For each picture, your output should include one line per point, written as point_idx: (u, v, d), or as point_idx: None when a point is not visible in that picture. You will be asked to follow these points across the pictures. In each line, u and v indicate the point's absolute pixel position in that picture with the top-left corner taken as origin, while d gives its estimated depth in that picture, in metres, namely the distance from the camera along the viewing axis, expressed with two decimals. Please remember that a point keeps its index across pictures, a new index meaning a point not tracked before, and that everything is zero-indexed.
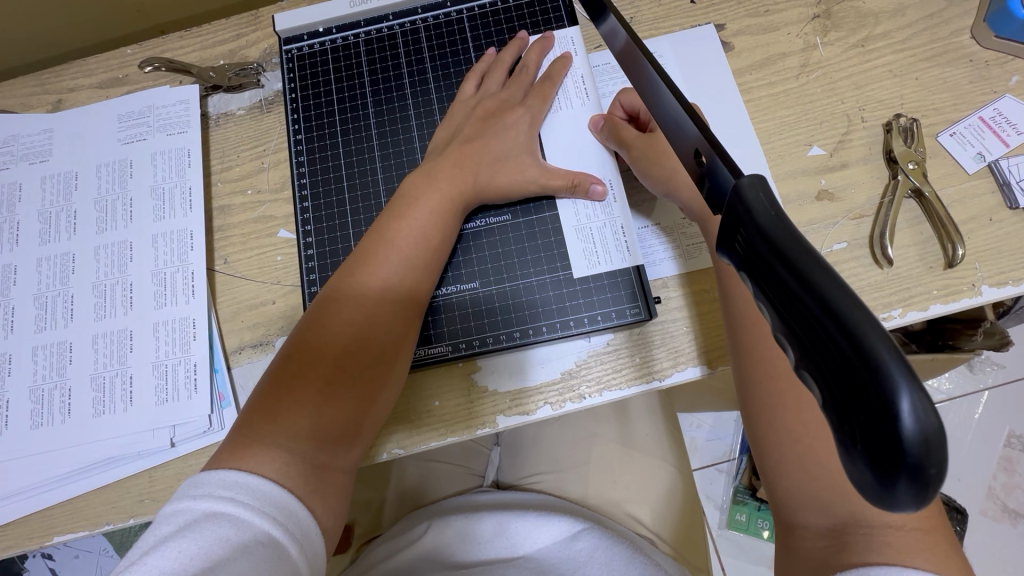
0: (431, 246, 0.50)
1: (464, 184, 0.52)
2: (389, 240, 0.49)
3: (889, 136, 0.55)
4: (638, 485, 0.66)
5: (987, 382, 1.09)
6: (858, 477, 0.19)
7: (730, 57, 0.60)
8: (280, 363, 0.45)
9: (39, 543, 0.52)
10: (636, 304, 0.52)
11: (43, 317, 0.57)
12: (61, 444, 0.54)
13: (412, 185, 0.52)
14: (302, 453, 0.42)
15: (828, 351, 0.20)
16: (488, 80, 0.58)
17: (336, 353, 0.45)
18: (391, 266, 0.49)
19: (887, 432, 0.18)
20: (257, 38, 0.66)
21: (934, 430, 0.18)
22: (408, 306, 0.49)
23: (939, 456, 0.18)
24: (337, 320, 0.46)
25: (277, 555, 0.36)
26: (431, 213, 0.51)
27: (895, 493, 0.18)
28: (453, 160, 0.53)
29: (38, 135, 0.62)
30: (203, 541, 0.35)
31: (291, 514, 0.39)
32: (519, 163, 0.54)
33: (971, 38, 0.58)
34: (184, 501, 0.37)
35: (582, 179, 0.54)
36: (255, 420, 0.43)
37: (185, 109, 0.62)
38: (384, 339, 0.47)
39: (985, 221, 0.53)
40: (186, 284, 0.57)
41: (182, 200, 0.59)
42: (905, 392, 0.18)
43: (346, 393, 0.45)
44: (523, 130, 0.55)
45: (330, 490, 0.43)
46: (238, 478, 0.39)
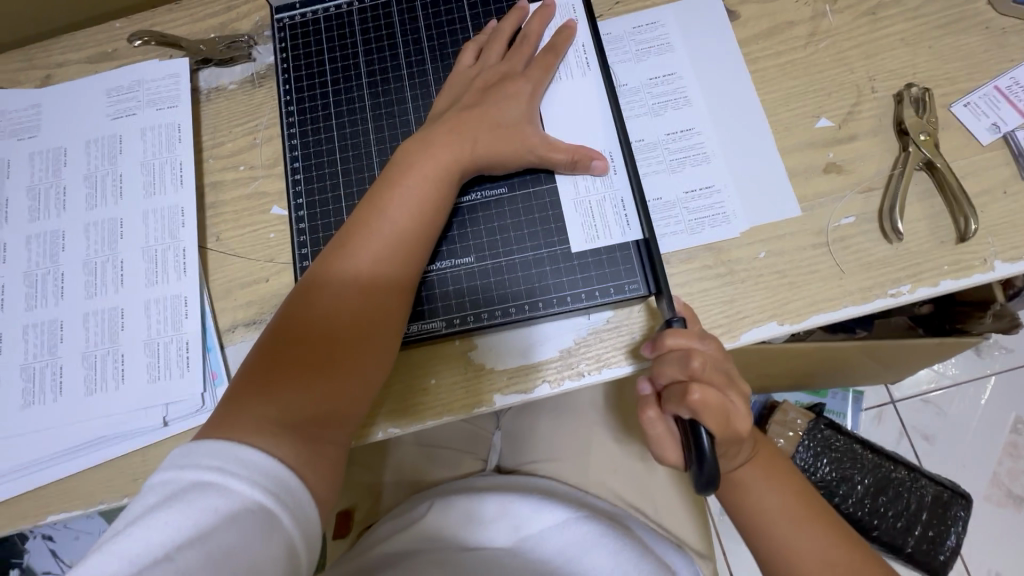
0: (423, 213, 0.49)
1: (459, 152, 0.50)
2: (379, 208, 0.48)
3: (900, 107, 0.53)
4: (638, 464, 0.65)
5: (993, 367, 1.07)
6: None
7: (736, 26, 0.58)
8: (271, 334, 0.45)
9: (33, 521, 0.52)
10: (636, 279, 0.51)
11: (33, 295, 0.56)
12: (53, 422, 0.53)
13: (404, 152, 0.51)
14: (290, 424, 0.41)
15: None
16: (487, 52, 0.56)
17: (326, 324, 0.45)
18: (382, 234, 0.47)
19: None
20: (249, 10, 0.64)
21: None
22: (400, 275, 0.48)
23: None
24: (327, 291, 0.46)
25: (268, 524, 0.36)
26: (424, 180, 0.49)
27: None
28: (450, 129, 0.51)
29: (26, 110, 0.61)
30: (191, 512, 0.34)
31: (284, 483, 0.38)
32: (519, 134, 0.52)
33: (988, 4, 0.56)
34: (169, 472, 0.37)
35: (584, 152, 0.52)
36: (246, 391, 0.43)
37: (175, 83, 0.61)
38: (376, 309, 0.46)
39: (998, 194, 0.51)
40: (178, 261, 0.56)
41: (172, 176, 0.58)
42: None
43: (337, 365, 0.44)
44: (523, 99, 0.53)
45: (323, 463, 0.42)
46: (226, 448, 0.38)
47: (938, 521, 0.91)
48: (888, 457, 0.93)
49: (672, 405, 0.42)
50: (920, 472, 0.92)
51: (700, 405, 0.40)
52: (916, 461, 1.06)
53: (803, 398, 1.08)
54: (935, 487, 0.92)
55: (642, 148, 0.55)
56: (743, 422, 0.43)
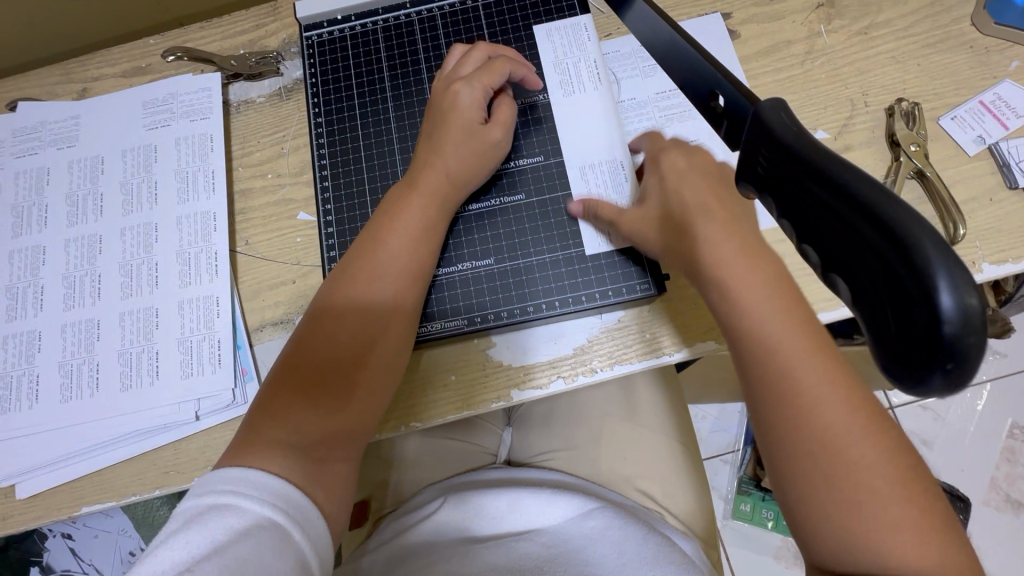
0: (420, 240, 0.52)
1: (443, 184, 0.53)
2: (378, 241, 0.51)
3: (892, 120, 0.57)
4: (648, 460, 0.67)
5: (988, 374, 1.10)
6: (899, 372, 0.25)
7: (737, 44, 0.62)
8: (280, 364, 0.48)
9: (68, 513, 0.54)
10: (646, 280, 0.54)
11: (71, 295, 0.59)
12: (89, 417, 0.55)
13: (401, 187, 0.54)
14: (302, 447, 0.44)
15: (882, 284, 0.24)
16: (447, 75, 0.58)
17: (332, 353, 0.48)
18: (383, 266, 0.50)
19: (930, 320, 0.23)
20: (277, 28, 0.68)
21: (973, 314, 0.22)
22: (401, 302, 0.50)
23: (978, 336, 0.23)
24: (331, 323, 0.49)
25: (280, 538, 0.38)
26: (419, 218, 0.52)
27: (931, 377, 0.24)
28: (428, 164, 0.53)
29: (65, 121, 0.64)
30: (207, 531, 0.36)
31: (291, 500, 0.41)
32: (480, 136, 0.55)
33: (972, 25, 0.59)
34: (186, 502, 0.39)
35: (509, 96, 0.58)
36: (257, 416, 0.45)
37: (207, 97, 0.64)
38: (379, 338, 0.49)
39: (985, 202, 0.54)
40: (210, 264, 0.59)
41: (205, 183, 0.61)
42: (944, 288, 0.22)
43: (342, 391, 0.47)
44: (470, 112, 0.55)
45: (332, 479, 0.45)
46: (238, 473, 0.40)
47: None
48: None
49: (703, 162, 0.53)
50: None
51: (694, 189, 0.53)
52: None
53: None
54: None
55: None
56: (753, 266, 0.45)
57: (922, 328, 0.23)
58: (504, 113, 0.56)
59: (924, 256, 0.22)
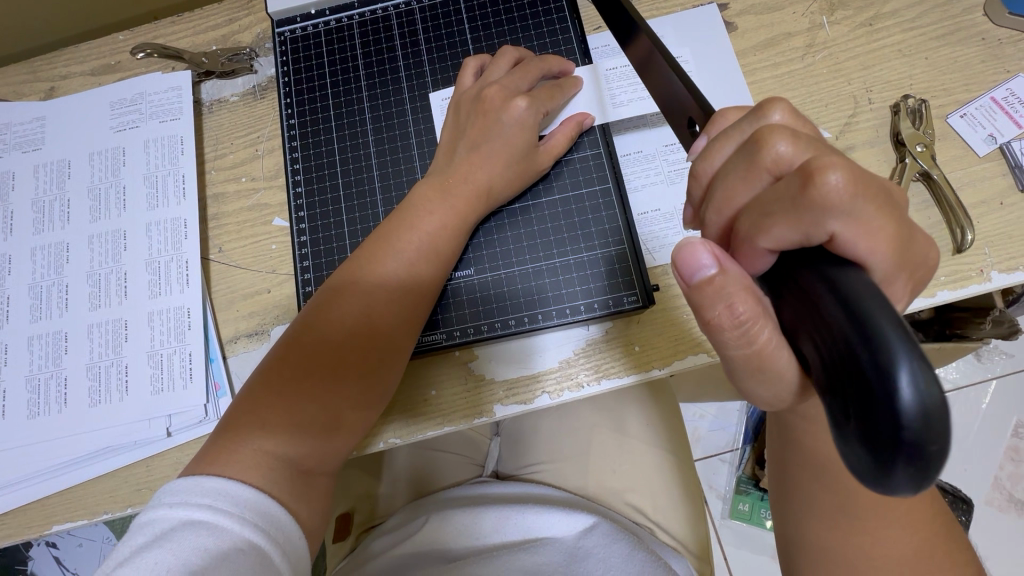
0: (439, 251, 0.49)
1: (477, 194, 0.50)
2: (393, 241, 0.48)
3: (896, 118, 0.54)
4: (638, 473, 0.65)
5: (995, 372, 1.07)
6: (860, 457, 0.22)
7: (733, 37, 0.58)
8: (275, 356, 0.46)
9: (39, 531, 0.52)
10: (634, 292, 0.51)
11: (39, 307, 0.56)
12: (57, 434, 0.53)
13: (424, 186, 0.51)
14: (286, 458, 0.42)
15: (842, 364, 0.22)
16: (491, 70, 0.54)
17: (334, 352, 0.45)
18: (395, 265, 0.48)
19: (891, 405, 0.20)
20: (251, 22, 0.64)
21: (936, 404, 0.20)
22: (413, 306, 0.48)
23: (942, 435, 0.20)
24: (334, 316, 0.46)
25: (259, 561, 0.35)
26: (440, 225, 0.49)
27: (896, 468, 0.21)
28: (464, 173, 0.50)
29: (30, 123, 0.62)
30: (180, 551, 0.34)
31: (272, 519, 0.38)
32: (528, 158, 0.52)
33: (984, 16, 0.56)
34: (158, 512, 0.37)
35: (569, 119, 0.54)
36: (245, 416, 0.43)
37: (177, 96, 0.61)
38: (385, 343, 0.47)
39: (995, 205, 0.51)
40: (181, 272, 0.56)
41: (175, 188, 0.58)
42: (906, 369, 0.20)
43: (340, 398, 0.45)
44: (528, 126, 0.51)
45: (312, 494, 0.43)
46: (217, 485, 0.38)
47: None
48: None
49: (777, 220, 0.26)
50: None
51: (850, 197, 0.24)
52: None
53: None
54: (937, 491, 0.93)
55: (639, 159, 0.56)
56: (924, 241, 0.28)
57: (879, 418, 0.21)
58: (556, 135, 0.53)
59: (880, 336, 0.21)
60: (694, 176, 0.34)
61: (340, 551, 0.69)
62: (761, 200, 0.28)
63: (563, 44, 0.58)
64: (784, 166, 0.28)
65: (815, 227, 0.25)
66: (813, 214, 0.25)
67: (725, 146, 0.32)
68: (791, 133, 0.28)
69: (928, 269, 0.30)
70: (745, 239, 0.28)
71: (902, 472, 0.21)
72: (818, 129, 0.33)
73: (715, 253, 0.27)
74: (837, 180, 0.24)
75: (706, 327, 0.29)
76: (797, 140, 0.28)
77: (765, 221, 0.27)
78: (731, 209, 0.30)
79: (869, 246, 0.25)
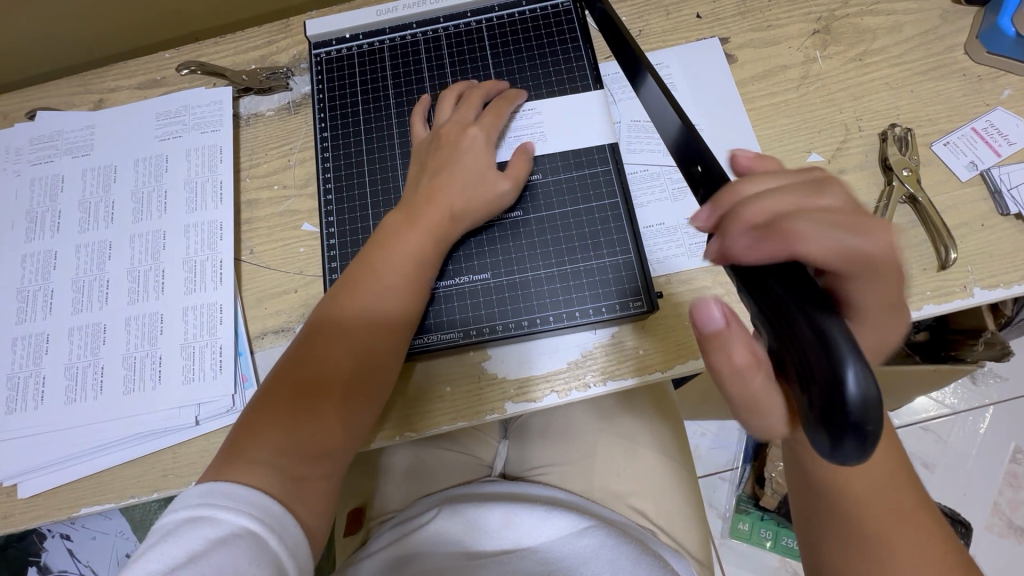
0: (415, 272, 0.52)
1: (445, 216, 0.54)
2: (370, 265, 0.52)
3: (884, 144, 0.58)
4: (641, 478, 0.68)
5: (992, 397, 1.10)
6: (819, 438, 0.28)
7: (734, 68, 0.63)
8: (268, 382, 0.49)
9: (67, 513, 0.55)
10: (639, 297, 0.55)
11: (80, 300, 0.60)
12: (91, 419, 0.56)
13: (395, 215, 0.55)
14: (283, 466, 0.45)
15: (801, 355, 0.28)
16: (438, 113, 0.59)
17: (318, 372, 0.49)
18: (371, 287, 0.51)
19: (840, 398, 0.26)
20: (288, 44, 0.70)
21: (872, 397, 0.26)
22: (394, 325, 0.51)
23: (876, 420, 0.26)
24: (316, 342, 0.50)
25: (255, 544, 0.39)
26: (415, 248, 0.53)
27: (846, 446, 0.27)
28: (429, 198, 0.54)
29: (81, 130, 0.67)
30: (181, 542, 0.37)
31: (267, 509, 0.42)
32: (491, 183, 0.56)
33: (964, 54, 0.61)
34: (165, 516, 0.40)
35: (516, 148, 0.58)
36: (238, 436, 0.46)
37: (218, 109, 0.66)
38: (371, 357, 0.50)
39: (977, 227, 0.55)
40: (215, 271, 0.60)
41: (213, 193, 0.63)
42: (851, 367, 0.26)
43: (331, 411, 0.48)
44: (482, 150, 0.56)
45: (314, 492, 0.46)
46: (212, 487, 0.41)
47: None
48: None
49: (764, 241, 0.31)
50: None
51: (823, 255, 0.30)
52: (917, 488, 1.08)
53: None
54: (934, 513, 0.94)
55: (646, 177, 0.61)
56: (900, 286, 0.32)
57: (834, 406, 0.26)
58: (513, 163, 0.57)
59: (835, 343, 0.26)
60: (714, 201, 0.34)
61: (349, 546, 0.71)
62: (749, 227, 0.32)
63: (578, 70, 0.63)
64: (767, 201, 0.33)
65: (795, 258, 0.30)
66: (792, 240, 0.30)
67: (725, 160, 0.39)
68: (775, 179, 0.34)
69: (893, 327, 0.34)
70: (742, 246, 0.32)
71: (847, 447, 0.27)
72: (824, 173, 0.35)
73: (723, 310, 0.32)
74: (805, 228, 0.30)
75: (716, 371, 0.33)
76: (781, 187, 0.33)
77: (773, 267, 0.30)
78: (727, 240, 0.34)
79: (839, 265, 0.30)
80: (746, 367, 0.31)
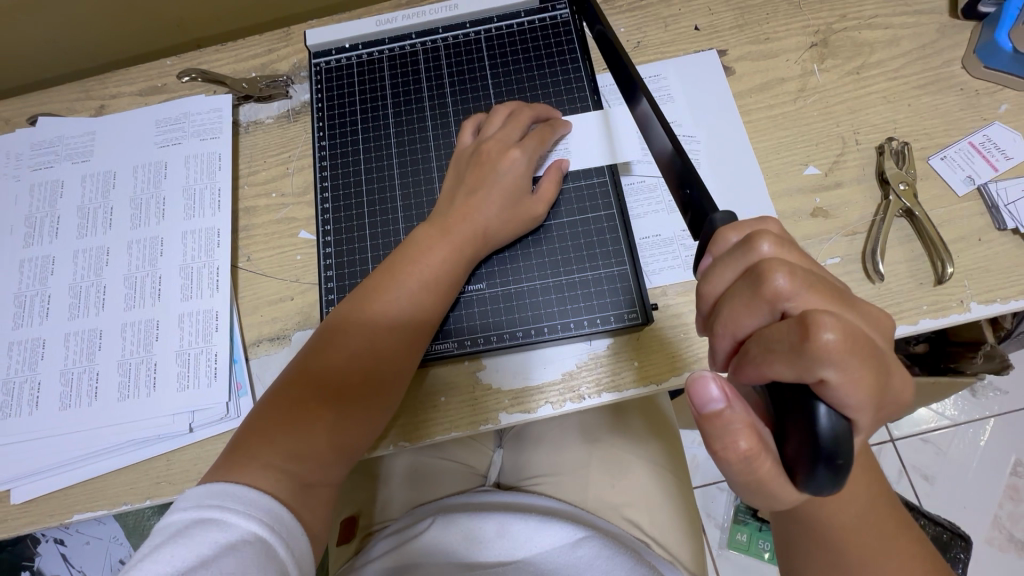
0: (439, 285, 0.53)
1: (475, 233, 0.54)
2: (398, 274, 0.52)
3: (881, 158, 0.58)
4: (636, 490, 0.68)
5: (991, 409, 1.09)
6: (799, 473, 0.29)
7: (731, 81, 0.63)
8: (282, 385, 0.49)
9: (60, 519, 0.55)
10: (634, 309, 0.55)
11: (77, 305, 0.60)
12: (85, 425, 0.56)
13: (426, 225, 0.55)
14: (293, 472, 0.45)
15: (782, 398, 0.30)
16: (486, 127, 0.58)
17: (336, 377, 0.49)
18: (398, 298, 0.51)
19: (810, 427, 0.28)
20: (288, 53, 0.70)
21: (842, 431, 0.27)
22: (414, 336, 0.52)
23: (847, 453, 0.27)
24: (336, 348, 0.50)
25: (264, 552, 0.38)
26: (442, 261, 0.53)
27: (819, 474, 0.28)
28: (463, 214, 0.54)
29: (81, 136, 0.67)
30: (193, 544, 0.36)
31: (276, 517, 0.41)
32: (522, 204, 0.56)
33: (962, 68, 0.61)
34: (172, 515, 0.39)
35: (549, 165, 0.58)
36: (253, 436, 0.46)
37: (218, 117, 0.66)
38: (387, 369, 0.50)
39: (974, 241, 0.55)
40: (211, 278, 0.60)
41: (211, 200, 0.63)
42: (819, 401, 0.28)
43: (349, 423, 0.49)
44: (520, 172, 0.56)
45: (318, 500, 0.46)
46: (222, 489, 0.41)
47: None
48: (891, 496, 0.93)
49: (777, 358, 0.29)
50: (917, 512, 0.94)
51: (836, 351, 0.27)
52: (916, 500, 1.07)
53: None
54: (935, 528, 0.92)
55: (643, 188, 0.61)
56: (902, 379, 0.32)
57: (804, 438, 0.28)
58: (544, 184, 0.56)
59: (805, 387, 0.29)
60: (699, 295, 0.36)
61: (343, 555, 0.71)
62: (763, 335, 0.31)
63: (575, 82, 0.63)
64: (781, 299, 0.31)
65: (808, 371, 0.28)
66: (807, 359, 0.28)
67: (731, 234, 0.35)
68: (789, 268, 0.31)
69: (900, 405, 0.33)
70: (750, 361, 0.31)
71: (819, 475, 0.28)
72: (805, 253, 0.34)
73: (723, 389, 0.31)
74: (830, 337, 0.27)
75: (712, 451, 0.32)
76: (793, 273, 0.31)
77: (772, 360, 0.29)
78: (736, 334, 0.33)
79: (852, 398, 0.28)
80: (735, 440, 0.31)
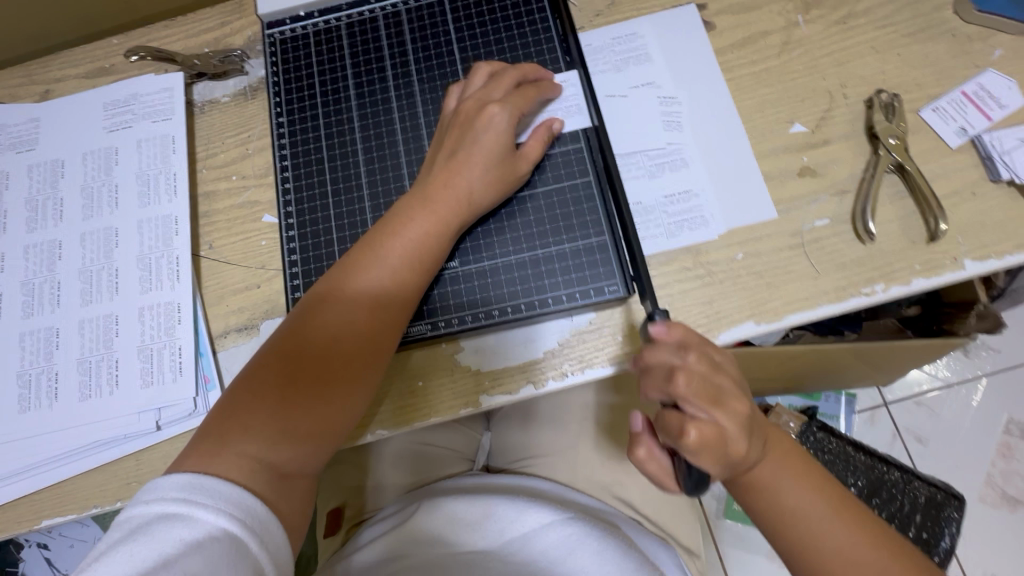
0: (422, 258, 0.50)
1: (460, 203, 0.51)
2: (375, 251, 0.49)
3: (870, 112, 0.55)
4: (626, 468, 0.66)
5: (985, 368, 1.08)
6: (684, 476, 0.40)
7: (712, 36, 0.60)
8: (248, 374, 0.46)
9: (28, 526, 0.53)
10: (615, 281, 0.53)
11: (31, 303, 0.57)
12: (47, 428, 0.54)
13: (407, 198, 0.52)
14: (268, 463, 0.43)
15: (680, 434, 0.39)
16: (468, 83, 0.55)
17: (309, 364, 0.46)
18: (377, 279, 0.48)
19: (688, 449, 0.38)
20: (242, 25, 0.66)
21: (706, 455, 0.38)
22: (395, 314, 0.49)
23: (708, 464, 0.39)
24: (311, 332, 0.47)
25: (234, 547, 0.37)
26: (423, 235, 0.50)
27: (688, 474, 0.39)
28: (444, 181, 0.51)
29: (24, 124, 0.63)
30: (155, 544, 0.36)
31: (247, 509, 0.39)
32: (508, 164, 0.52)
33: (953, 13, 0.58)
34: (138, 507, 0.38)
35: (539, 124, 0.55)
36: (223, 426, 0.43)
37: (169, 97, 0.62)
38: (367, 352, 0.47)
39: (968, 195, 0.52)
40: (171, 268, 0.57)
41: (167, 185, 0.59)
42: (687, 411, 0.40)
43: (325, 411, 0.46)
44: (504, 133, 0.52)
45: (294, 490, 0.44)
46: (192, 480, 0.39)
47: (932, 522, 0.88)
48: (882, 459, 0.90)
49: (665, 435, 0.40)
50: (912, 473, 0.89)
51: (698, 444, 0.38)
52: (909, 462, 1.07)
53: (795, 401, 1.10)
54: (927, 488, 0.89)
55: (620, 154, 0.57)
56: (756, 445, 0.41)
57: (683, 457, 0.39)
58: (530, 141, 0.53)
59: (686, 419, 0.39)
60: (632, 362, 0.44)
61: (330, 547, 0.69)
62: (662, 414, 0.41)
63: (546, 44, 0.59)
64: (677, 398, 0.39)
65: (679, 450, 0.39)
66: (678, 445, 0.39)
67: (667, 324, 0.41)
68: (686, 374, 0.39)
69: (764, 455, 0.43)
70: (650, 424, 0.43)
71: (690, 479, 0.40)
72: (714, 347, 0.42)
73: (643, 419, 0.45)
74: (693, 435, 0.38)
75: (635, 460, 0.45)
76: (689, 381, 0.39)
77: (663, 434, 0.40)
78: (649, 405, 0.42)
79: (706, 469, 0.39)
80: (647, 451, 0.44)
